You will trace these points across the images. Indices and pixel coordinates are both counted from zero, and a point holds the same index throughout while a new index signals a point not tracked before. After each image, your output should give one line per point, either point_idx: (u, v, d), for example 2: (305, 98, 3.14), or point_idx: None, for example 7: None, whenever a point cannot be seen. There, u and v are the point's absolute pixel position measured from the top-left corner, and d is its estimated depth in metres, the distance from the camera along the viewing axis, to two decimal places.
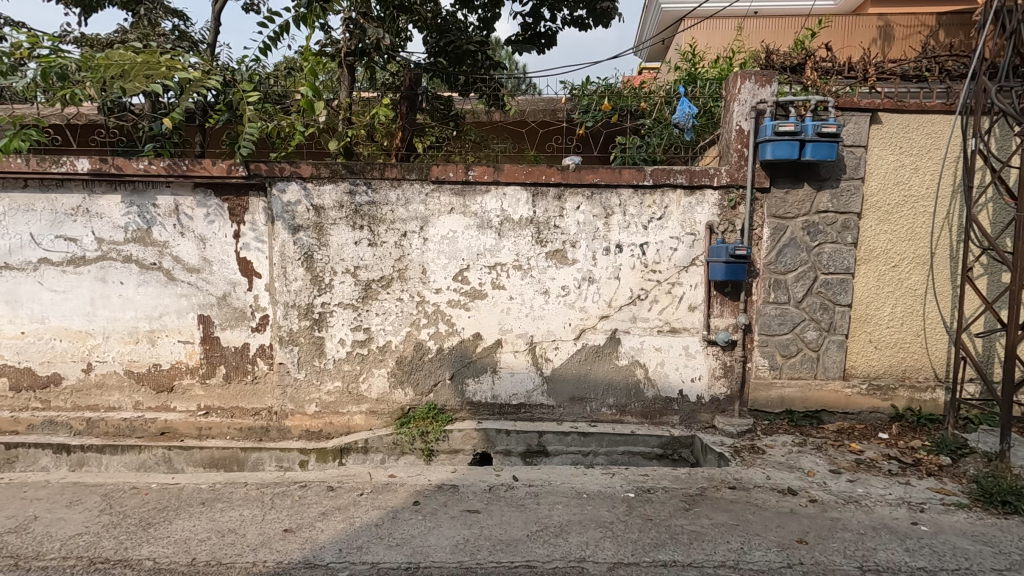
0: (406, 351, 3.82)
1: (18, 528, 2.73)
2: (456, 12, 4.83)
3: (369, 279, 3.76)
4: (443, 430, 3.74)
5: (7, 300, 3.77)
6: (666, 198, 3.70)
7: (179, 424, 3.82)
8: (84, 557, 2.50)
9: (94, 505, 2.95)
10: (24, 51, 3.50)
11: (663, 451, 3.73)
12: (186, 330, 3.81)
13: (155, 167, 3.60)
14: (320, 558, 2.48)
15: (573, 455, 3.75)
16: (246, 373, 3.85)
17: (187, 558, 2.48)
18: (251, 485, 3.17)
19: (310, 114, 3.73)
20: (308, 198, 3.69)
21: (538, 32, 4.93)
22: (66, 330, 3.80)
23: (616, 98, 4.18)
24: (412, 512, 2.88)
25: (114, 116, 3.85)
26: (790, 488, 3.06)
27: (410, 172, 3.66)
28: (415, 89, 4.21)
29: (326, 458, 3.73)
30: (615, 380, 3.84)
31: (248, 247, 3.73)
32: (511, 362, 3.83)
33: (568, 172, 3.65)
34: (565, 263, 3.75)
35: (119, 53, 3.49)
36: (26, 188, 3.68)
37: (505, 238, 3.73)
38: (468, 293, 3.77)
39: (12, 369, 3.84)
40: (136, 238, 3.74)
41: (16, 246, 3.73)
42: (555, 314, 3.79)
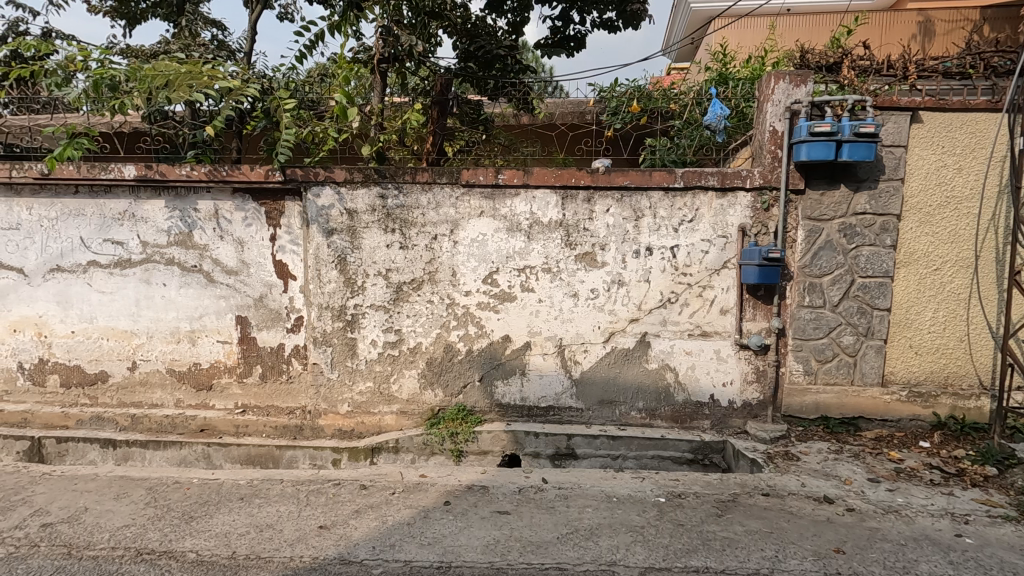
0: (436, 352, 3.86)
1: (70, 518, 2.86)
2: (486, 17, 4.85)
3: (400, 282, 3.83)
4: (472, 431, 3.78)
5: (58, 300, 3.96)
6: (697, 200, 3.66)
7: (217, 422, 3.94)
8: (131, 548, 2.60)
9: (140, 498, 3.07)
10: (77, 64, 3.67)
11: (694, 456, 3.69)
12: (224, 330, 3.93)
13: (196, 173, 3.73)
14: (354, 555, 2.53)
15: (602, 458, 3.73)
16: (281, 373, 3.95)
17: (227, 552, 2.56)
18: (288, 482, 3.26)
19: (343, 120, 3.84)
20: (341, 203, 3.77)
21: (568, 35, 4.93)
22: (113, 330, 3.97)
23: (645, 100, 4.20)
24: (443, 512, 2.92)
25: (157, 125, 3.98)
26: (826, 496, 2.99)
27: (441, 176, 3.70)
28: (446, 95, 4.20)
29: (358, 457, 3.79)
30: (645, 383, 3.82)
31: (284, 250, 3.84)
32: (540, 364, 3.84)
33: (598, 174, 3.64)
34: (594, 266, 3.75)
35: (164, 64, 3.65)
36: (77, 194, 3.86)
37: (534, 241, 3.74)
38: (498, 295, 3.79)
39: (62, 367, 4.02)
40: (178, 241, 3.88)
41: (66, 249, 3.92)
42: (585, 317, 3.79)
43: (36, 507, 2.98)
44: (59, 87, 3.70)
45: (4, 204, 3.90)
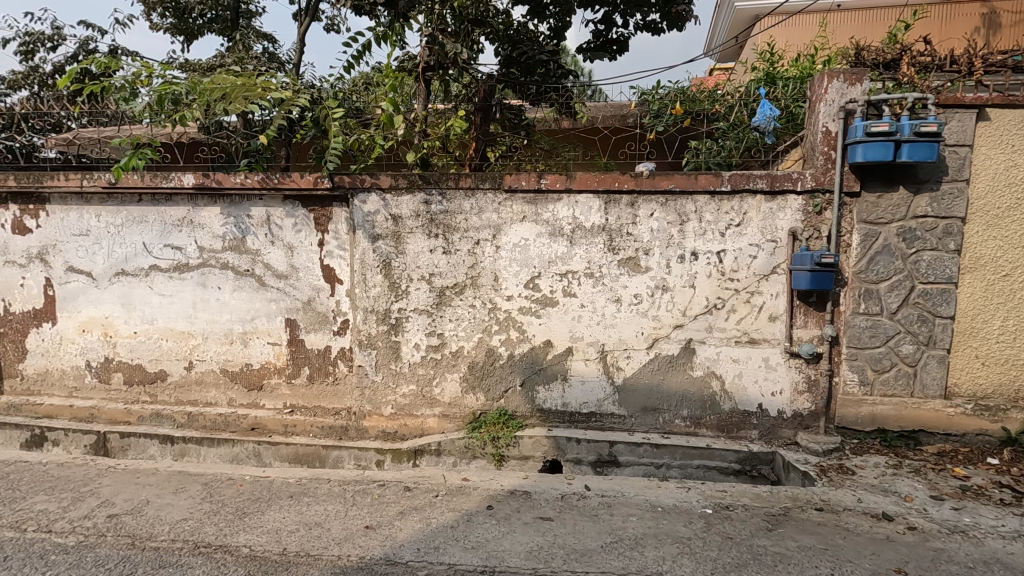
0: (478, 356, 3.88)
1: (134, 510, 3.01)
2: (527, 23, 4.86)
3: (443, 286, 3.87)
4: (514, 436, 3.78)
5: (123, 302, 4.18)
6: (745, 204, 3.57)
7: (267, 421, 4.06)
8: (189, 541, 2.71)
9: (196, 493, 3.20)
10: (143, 80, 3.87)
11: (741, 467, 3.58)
12: (275, 332, 4.07)
13: (250, 181, 3.88)
14: (399, 556, 2.57)
15: (645, 467, 3.67)
16: (327, 374, 4.06)
17: (279, 548, 2.64)
18: (334, 481, 3.34)
19: (390, 127, 3.93)
20: (387, 208, 3.85)
21: (610, 38, 4.89)
22: (172, 330, 4.16)
23: (687, 101, 4.10)
24: (486, 516, 2.93)
25: (213, 135, 4.15)
26: (885, 513, 2.85)
27: (483, 182, 3.73)
28: (489, 101, 4.31)
29: (401, 459, 3.81)
30: (690, 391, 3.74)
31: (332, 255, 3.95)
32: (581, 370, 3.81)
33: (641, 178, 3.60)
34: (638, 271, 3.70)
35: (221, 77, 3.82)
36: (141, 202, 4.08)
37: (576, 246, 3.72)
38: (540, 300, 3.79)
39: (125, 366, 4.24)
40: (233, 246, 4.04)
41: (130, 253, 4.13)
42: (627, 322, 3.74)
43: (103, 498, 3.15)
44: (126, 101, 3.91)
45: (75, 212, 4.15)
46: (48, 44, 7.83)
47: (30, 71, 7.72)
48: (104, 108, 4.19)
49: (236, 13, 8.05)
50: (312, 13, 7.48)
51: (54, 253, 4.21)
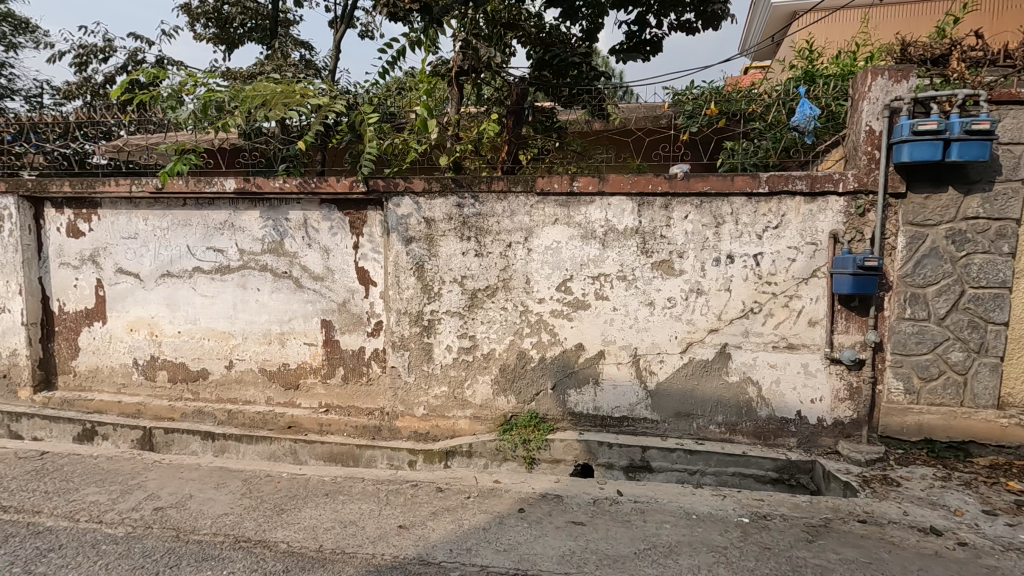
0: (509, 358, 3.88)
1: (178, 504, 3.12)
2: (559, 25, 4.85)
3: (475, 288, 3.88)
4: (545, 439, 3.77)
5: (168, 303, 4.34)
6: (783, 206, 3.48)
7: (303, 420, 4.14)
8: (230, 535, 2.79)
9: (236, 489, 3.30)
10: (189, 87, 4.01)
11: (779, 476, 3.49)
12: (311, 333, 4.16)
13: (288, 185, 3.97)
14: (432, 556, 2.59)
15: (678, 473, 3.61)
16: (362, 375, 4.14)
17: (315, 545, 2.70)
18: (368, 481, 3.39)
19: (424, 132, 3.99)
20: (420, 212, 3.89)
21: (644, 39, 4.85)
22: (213, 331, 4.30)
23: (721, 102, 4.03)
24: (517, 519, 2.93)
25: (254, 141, 4.27)
26: (933, 527, 2.74)
27: (516, 185, 3.73)
28: (521, 103, 4.30)
29: (433, 459, 3.84)
30: (725, 397, 3.67)
31: (366, 258, 4.03)
32: (613, 374, 3.78)
33: (676, 180, 3.55)
34: (671, 274, 3.64)
35: (262, 85, 3.93)
36: (185, 206, 4.23)
37: (609, 249, 3.70)
38: (571, 303, 3.77)
39: (170, 364, 4.40)
40: (272, 249, 4.15)
41: (175, 255, 4.29)
42: (661, 326, 3.69)
43: (149, 491, 3.28)
44: (172, 109, 4.05)
45: (124, 216, 4.33)
46: (100, 56, 8.21)
47: (83, 82, 8.10)
48: (152, 116, 4.38)
49: (275, 22, 8.31)
50: (347, 21, 7.65)
51: (105, 255, 4.40)
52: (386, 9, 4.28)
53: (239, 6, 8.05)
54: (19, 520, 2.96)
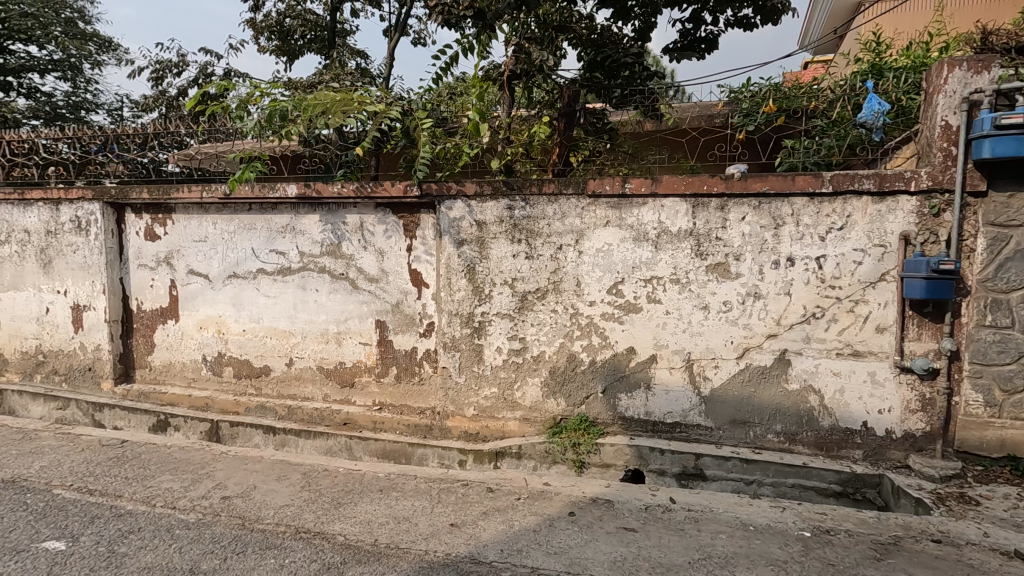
0: (559, 361, 3.87)
1: (243, 494, 3.28)
2: (611, 25, 4.81)
3: (526, 291, 3.88)
4: (595, 443, 3.73)
5: (234, 303, 4.58)
6: (849, 206, 3.33)
7: (358, 417, 4.27)
8: (291, 526, 2.92)
9: (296, 481, 3.45)
10: (256, 98, 4.20)
11: (842, 489, 3.33)
12: (366, 333, 4.29)
13: (346, 190, 4.11)
14: (483, 555, 2.62)
15: (734, 482, 3.50)
16: (414, 375, 4.24)
17: (371, 539, 2.78)
18: (420, 479, 3.47)
19: (476, 136, 4.04)
20: (471, 214, 3.93)
21: (698, 37, 4.74)
22: (275, 329, 4.50)
23: (780, 98, 3.91)
24: (568, 522, 2.92)
25: (313, 148, 4.43)
26: (1018, 551, 2.55)
27: (568, 187, 3.72)
28: (573, 105, 4.23)
29: (483, 460, 3.87)
30: (784, 405, 3.53)
31: (419, 260, 4.12)
32: (666, 379, 3.70)
33: (733, 181, 3.44)
34: (727, 277, 3.54)
35: (323, 94, 4.09)
36: (250, 211, 4.45)
37: (662, 251, 3.63)
38: (623, 306, 3.72)
39: (235, 360, 4.63)
40: (330, 251, 4.30)
41: (241, 258, 4.52)
42: (716, 331, 3.59)
43: (217, 481, 3.47)
44: (240, 119, 4.26)
45: (196, 220, 4.60)
46: (174, 70, 8.75)
47: (159, 95, 8.66)
48: (217, 124, 4.56)
49: (333, 32, 8.66)
50: (401, 29, 7.86)
51: (178, 257, 4.69)
52: (440, 15, 4.31)
53: (300, 18, 8.43)
54: (103, 502, 3.19)
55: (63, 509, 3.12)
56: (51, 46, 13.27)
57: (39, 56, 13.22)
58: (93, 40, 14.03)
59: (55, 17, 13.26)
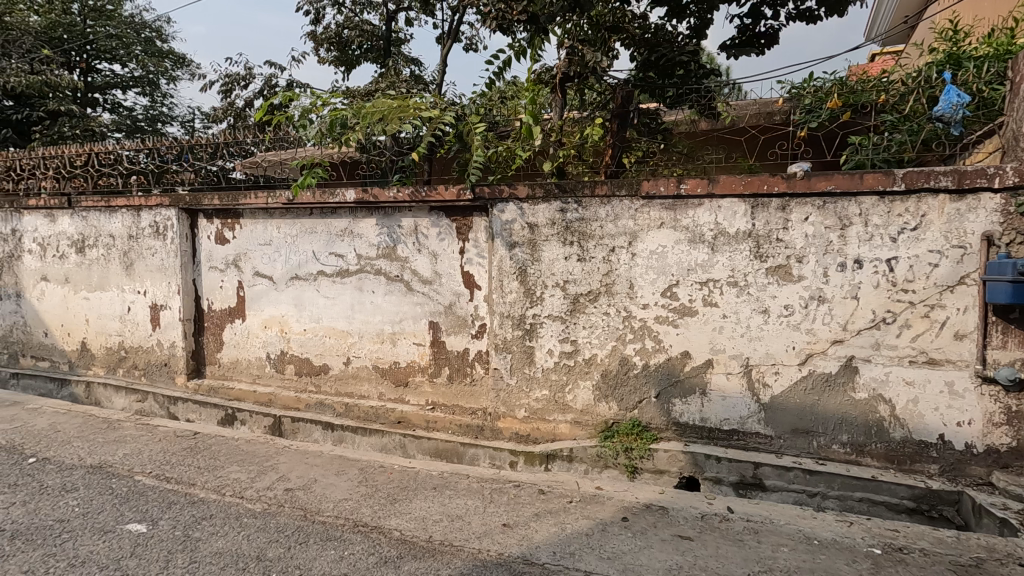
0: (611, 365, 3.83)
1: (305, 487, 3.43)
2: (665, 24, 4.74)
3: (577, 293, 3.87)
4: (648, 448, 3.67)
5: (296, 304, 4.78)
6: (924, 205, 3.14)
7: (411, 415, 4.36)
8: (350, 519, 3.02)
9: (354, 476, 3.57)
10: (319, 107, 4.36)
11: (916, 506, 3.14)
12: (420, 333, 4.39)
13: (402, 194, 4.22)
14: (536, 557, 2.63)
15: (796, 494, 3.35)
16: (466, 375, 4.29)
17: (425, 535, 2.84)
18: (473, 478, 3.52)
19: (529, 138, 4.08)
20: (524, 217, 3.95)
21: (758, 32, 4.59)
22: (334, 329, 4.67)
23: (846, 93, 3.71)
24: (621, 527, 2.89)
25: (370, 154, 4.57)
26: None
27: (621, 189, 3.68)
28: (626, 107, 4.14)
29: (534, 462, 3.86)
30: (851, 415, 3.36)
31: (472, 262, 4.18)
32: (722, 385, 3.60)
33: (795, 180, 3.32)
34: (789, 280, 3.41)
35: (380, 101, 4.20)
36: (311, 215, 4.63)
37: (719, 253, 3.53)
38: (678, 309, 3.64)
39: (297, 358, 4.83)
40: (386, 254, 4.43)
41: (303, 260, 4.72)
42: (776, 336, 3.46)
43: (281, 473, 3.63)
44: (302, 127, 4.44)
45: (262, 225, 4.84)
46: (242, 83, 9.26)
47: (228, 106, 9.18)
48: (280, 133, 4.77)
49: (388, 42, 8.93)
50: (454, 35, 8.02)
51: (245, 260, 4.94)
52: (493, 21, 4.35)
53: (358, 29, 8.74)
54: (178, 490, 3.40)
55: (143, 494, 3.35)
56: (132, 64, 14.32)
57: (122, 74, 14.29)
58: (169, 57, 15.05)
59: (136, 37, 14.29)
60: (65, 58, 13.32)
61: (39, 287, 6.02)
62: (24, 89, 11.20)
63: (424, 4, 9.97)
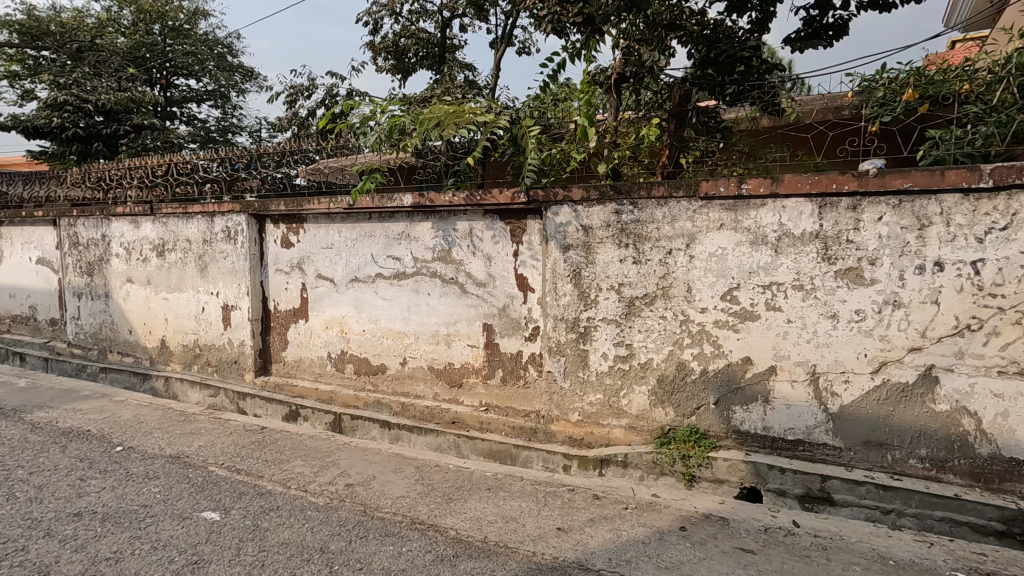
0: (668, 369, 3.74)
1: (364, 482, 3.54)
2: (725, 19, 4.61)
3: (633, 296, 3.81)
4: (707, 456, 3.56)
5: (355, 305, 4.94)
6: (1015, 203, 2.90)
7: (466, 416, 4.41)
8: (407, 516, 3.09)
9: (411, 474, 3.65)
10: (379, 114, 4.48)
11: (1006, 529, 2.90)
12: (474, 335, 4.44)
13: (456, 198, 4.28)
14: (591, 563, 2.61)
15: (868, 510, 3.16)
16: (519, 377, 4.30)
17: (480, 535, 2.87)
18: (527, 481, 3.53)
19: (584, 140, 4.06)
20: (578, 219, 3.93)
21: (825, 24, 4.39)
22: (391, 330, 4.80)
23: (923, 85, 3.51)
24: (679, 537, 2.83)
25: (426, 159, 4.66)
26: None
27: (678, 189, 3.60)
28: (685, 106, 4.10)
29: (588, 466, 3.83)
30: (930, 428, 3.14)
31: (526, 265, 4.20)
32: (787, 393, 3.45)
33: (868, 178, 3.14)
34: (860, 284, 3.23)
35: (437, 107, 4.28)
36: (370, 220, 4.78)
37: (783, 255, 3.39)
38: (738, 313, 3.52)
39: (356, 358, 4.99)
40: (441, 257, 4.51)
41: (362, 263, 4.87)
42: (846, 342, 3.29)
43: (342, 469, 3.77)
44: (362, 134, 4.60)
45: (324, 229, 5.04)
46: (306, 93, 9.68)
47: (292, 116, 9.62)
48: (340, 141, 4.93)
49: (443, 48, 9.12)
50: (508, 39, 8.08)
51: (308, 263, 5.16)
52: (549, 24, 4.30)
53: (414, 38, 8.98)
54: (248, 481, 3.59)
55: (217, 484, 3.55)
56: (206, 78, 15.27)
57: (196, 88, 15.26)
58: (239, 71, 15.94)
59: (210, 53, 15.24)
60: (148, 76, 14.36)
61: (125, 288, 6.50)
62: (112, 106, 12.18)
63: (478, 10, 10.13)
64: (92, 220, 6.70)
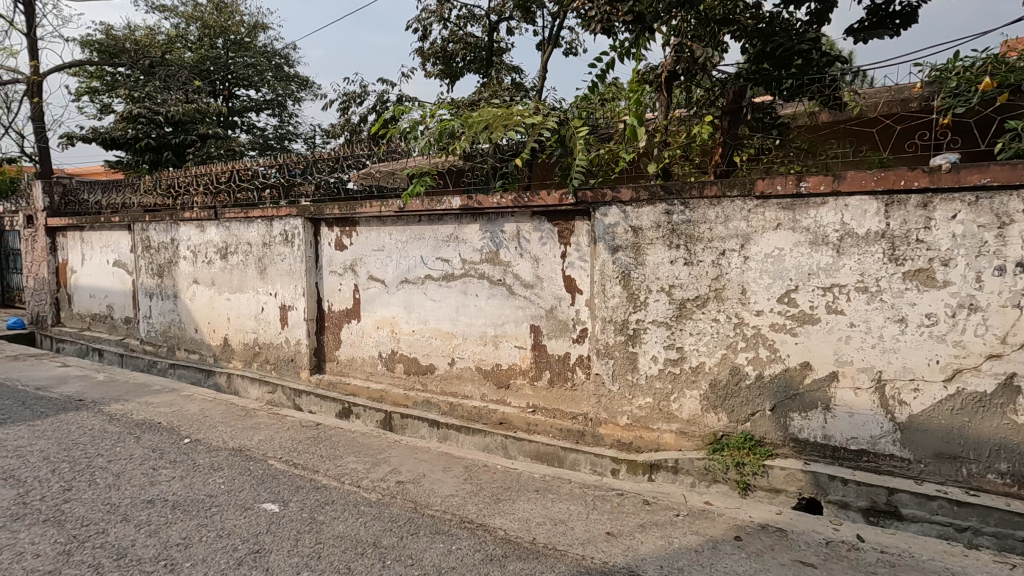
0: (721, 374, 3.63)
1: (415, 480, 3.61)
2: (781, 12, 4.47)
3: (684, 298, 3.72)
4: (763, 464, 3.44)
5: (405, 306, 5.05)
6: None
7: (513, 417, 4.43)
8: (456, 515, 3.13)
9: (459, 473, 3.70)
10: (429, 118, 4.54)
11: None
12: (521, 337, 4.45)
13: (505, 200, 4.32)
14: (642, 569, 2.58)
15: (940, 527, 2.98)
16: (567, 379, 4.28)
17: (529, 536, 2.88)
18: (575, 483, 3.51)
19: (633, 140, 3.97)
20: (627, 220, 3.88)
21: (890, 12, 4.18)
22: (440, 330, 4.87)
23: (1003, 73, 3.31)
24: (734, 547, 2.75)
25: (474, 161, 4.72)
26: None
27: (732, 189, 3.49)
28: (740, 102, 3.99)
29: (637, 470, 3.78)
30: (1011, 441, 2.93)
31: (573, 266, 4.18)
32: (850, 401, 3.29)
33: (940, 173, 2.96)
34: (932, 286, 3.04)
35: (487, 110, 4.32)
36: (420, 223, 4.88)
37: (845, 256, 3.24)
38: (796, 317, 3.38)
39: (406, 357, 5.09)
40: (489, 258, 4.55)
41: (412, 265, 4.97)
42: (916, 347, 3.10)
43: (393, 466, 3.86)
44: (412, 138, 4.67)
45: (375, 232, 5.17)
46: (358, 100, 9.97)
47: (344, 122, 9.93)
48: (392, 145, 5.05)
49: (490, 52, 9.21)
50: (555, 40, 8.07)
51: (360, 264, 5.31)
52: (599, 23, 4.33)
53: (461, 42, 9.11)
54: (305, 475, 3.73)
55: (276, 477, 3.70)
56: (265, 88, 15.97)
57: (256, 98, 15.99)
58: (295, 81, 16.60)
59: (269, 64, 15.94)
60: (212, 88, 15.15)
61: (191, 289, 6.87)
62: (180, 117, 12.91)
63: (524, 13, 10.18)
64: (162, 225, 7.12)
